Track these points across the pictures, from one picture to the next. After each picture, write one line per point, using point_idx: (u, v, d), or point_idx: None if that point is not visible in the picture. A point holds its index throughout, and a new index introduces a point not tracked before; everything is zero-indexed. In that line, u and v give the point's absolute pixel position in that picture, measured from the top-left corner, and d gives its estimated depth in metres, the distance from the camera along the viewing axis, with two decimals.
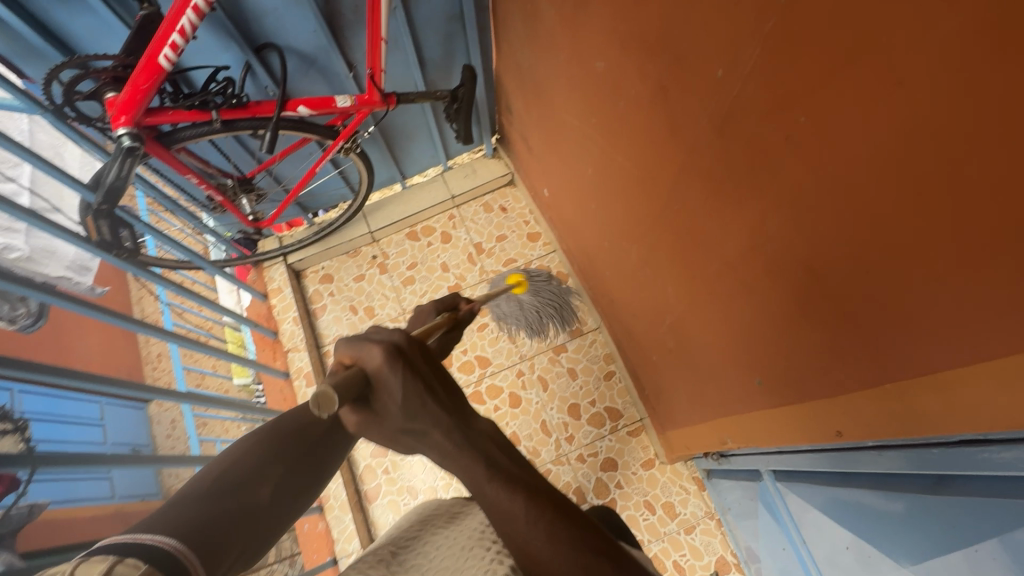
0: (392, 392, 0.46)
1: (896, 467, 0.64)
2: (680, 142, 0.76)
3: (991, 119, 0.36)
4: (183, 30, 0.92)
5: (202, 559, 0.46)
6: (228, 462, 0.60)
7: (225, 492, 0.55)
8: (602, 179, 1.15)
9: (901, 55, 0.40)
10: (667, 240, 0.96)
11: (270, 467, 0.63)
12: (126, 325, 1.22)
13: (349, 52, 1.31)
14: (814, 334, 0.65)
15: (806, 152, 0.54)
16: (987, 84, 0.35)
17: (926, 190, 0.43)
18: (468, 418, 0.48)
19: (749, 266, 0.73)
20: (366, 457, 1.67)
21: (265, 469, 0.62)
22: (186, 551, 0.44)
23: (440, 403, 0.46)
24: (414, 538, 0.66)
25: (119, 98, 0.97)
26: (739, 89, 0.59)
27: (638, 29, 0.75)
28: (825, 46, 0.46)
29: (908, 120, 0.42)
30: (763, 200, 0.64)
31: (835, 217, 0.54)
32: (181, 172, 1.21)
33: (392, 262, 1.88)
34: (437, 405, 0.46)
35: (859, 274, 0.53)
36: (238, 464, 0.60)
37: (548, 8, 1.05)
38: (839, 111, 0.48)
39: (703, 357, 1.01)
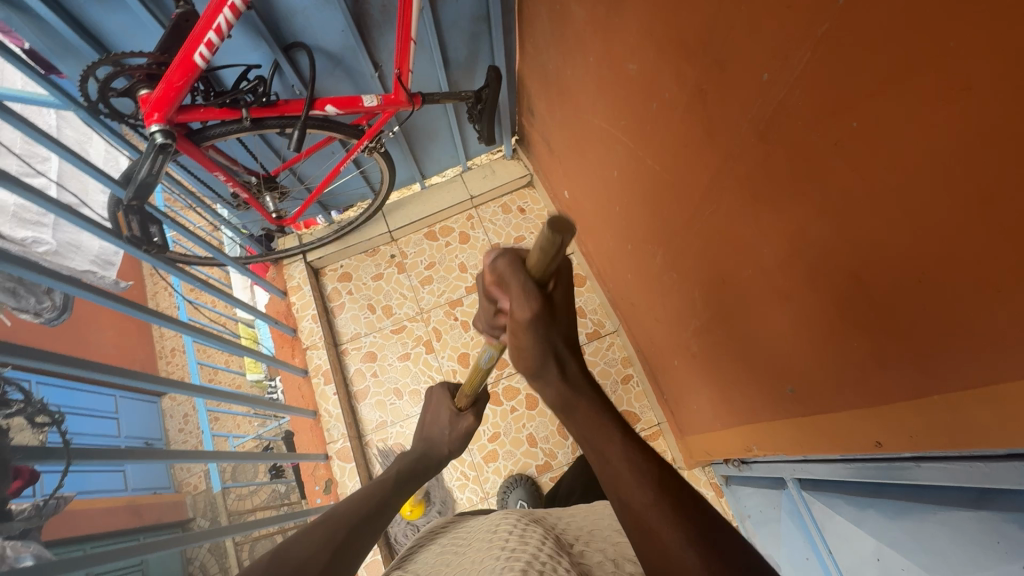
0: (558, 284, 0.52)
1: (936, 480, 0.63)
2: (717, 146, 0.76)
3: None
4: (219, 28, 0.93)
5: None
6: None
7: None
8: (627, 182, 1.15)
9: (967, 61, 0.39)
10: (697, 245, 0.95)
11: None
12: (142, 316, 1.21)
13: (375, 52, 1.31)
14: (855, 343, 0.64)
15: (857, 160, 0.53)
16: None
17: (990, 199, 0.42)
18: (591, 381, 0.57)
19: (786, 272, 0.72)
20: (381, 456, 1.66)
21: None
22: None
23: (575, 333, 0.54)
24: (426, 557, 0.70)
25: (153, 96, 0.98)
26: (786, 93, 0.59)
27: (676, 31, 0.74)
28: (885, 49, 0.45)
29: (973, 128, 0.41)
30: (806, 206, 0.63)
31: (886, 227, 0.52)
32: (209, 168, 1.21)
33: (410, 261, 1.88)
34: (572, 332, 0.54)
35: (910, 284, 0.52)
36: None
37: (578, 9, 1.05)
38: (896, 117, 0.47)
39: (730, 364, 1.00)
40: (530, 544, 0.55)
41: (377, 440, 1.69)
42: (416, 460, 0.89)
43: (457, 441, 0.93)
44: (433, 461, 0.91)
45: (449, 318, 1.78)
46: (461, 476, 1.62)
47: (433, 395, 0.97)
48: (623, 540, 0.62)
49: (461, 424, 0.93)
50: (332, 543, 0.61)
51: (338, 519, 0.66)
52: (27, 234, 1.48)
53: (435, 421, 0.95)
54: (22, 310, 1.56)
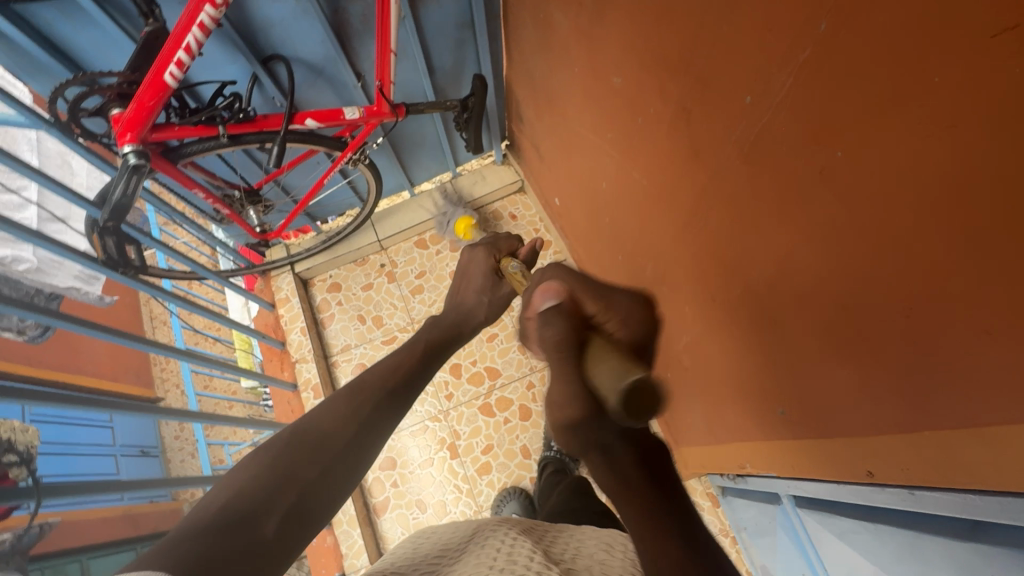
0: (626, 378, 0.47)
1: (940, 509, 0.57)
2: (702, 166, 0.73)
3: None
4: (188, 48, 0.90)
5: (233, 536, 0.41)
6: (222, 501, 0.44)
7: (218, 534, 0.40)
8: (616, 194, 1.12)
9: (952, 99, 0.37)
10: (686, 261, 0.93)
11: (276, 507, 0.45)
12: (131, 343, 1.19)
13: (357, 62, 1.29)
14: (845, 372, 0.62)
15: (842, 190, 0.51)
16: None
17: (978, 238, 0.40)
18: None
19: (775, 297, 0.70)
20: (375, 470, 1.65)
21: (265, 511, 0.45)
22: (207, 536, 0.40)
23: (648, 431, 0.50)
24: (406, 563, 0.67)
25: (124, 116, 0.95)
26: (769, 118, 0.56)
27: (659, 47, 0.72)
28: (868, 81, 0.43)
29: (958, 166, 0.39)
30: (792, 231, 0.61)
31: (872, 261, 0.51)
32: (188, 186, 1.19)
33: (400, 270, 1.86)
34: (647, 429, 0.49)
35: (897, 317, 0.50)
36: (225, 515, 0.42)
37: (561, 18, 1.02)
38: (878, 150, 0.45)
39: (722, 381, 0.98)
40: (518, 562, 0.52)
41: None
42: (449, 326, 0.82)
43: (495, 304, 0.88)
44: (465, 330, 0.84)
45: None
46: (455, 490, 1.60)
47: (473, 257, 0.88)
48: (609, 557, 0.57)
49: (503, 287, 0.88)
50: (355, 417, 0.59)
51: (366, 389, 0.63)
52: (6, 252, 1.44)
53: (469, 286, 0.88)
54: (5, 329, 1.54)
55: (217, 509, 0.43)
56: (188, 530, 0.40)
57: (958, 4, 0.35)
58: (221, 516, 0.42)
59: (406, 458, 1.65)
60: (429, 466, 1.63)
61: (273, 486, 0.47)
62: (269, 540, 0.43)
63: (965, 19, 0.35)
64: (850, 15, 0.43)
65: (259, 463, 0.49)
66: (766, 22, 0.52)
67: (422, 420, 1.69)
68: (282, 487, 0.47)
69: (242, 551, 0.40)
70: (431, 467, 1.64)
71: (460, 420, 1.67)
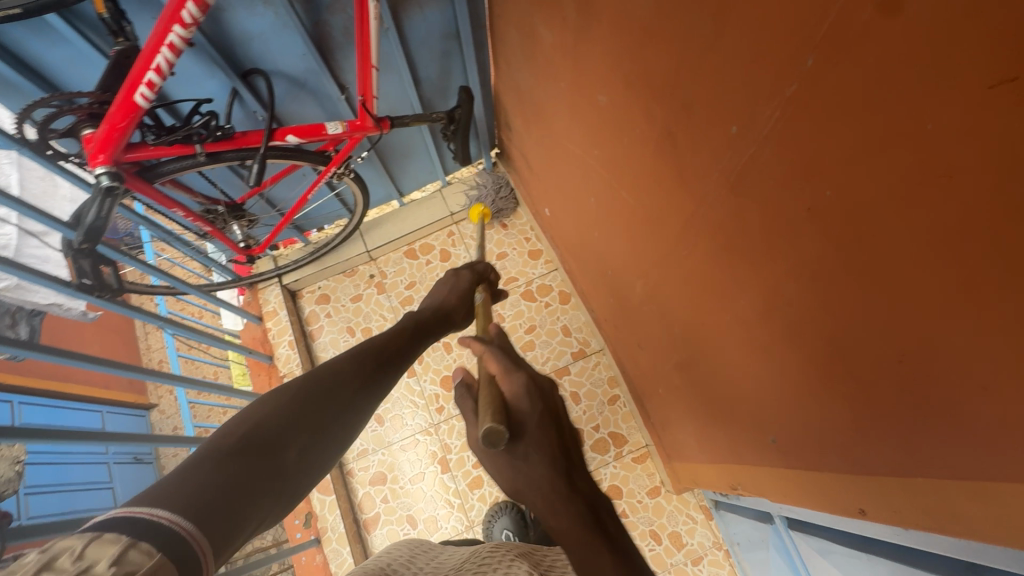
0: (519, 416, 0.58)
1: (940, 550, 0.54)
2: (689, 191, 0.71)
3: None
4: (159, 68, 0.87)
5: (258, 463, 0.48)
6: (245, 425, 0.51)
7: (240, 462, 0.46)
8: (605, 210, 1.10)
9: (945, 147, 0.35)
10: (674, 282, 0.91)
11: (287, 448, 0.51)
12: (127, 375, 1.14)
13: (340, 75, 1.26)
14: (837, 409, 0.60)
15: (831, 228, 0.48)
16: None
17: (976, 291, 0.37)
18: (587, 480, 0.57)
19: (765, 328, 0.68)
20: (365, 485, 1.63)
21: (277, 450, 0.50)
22: (237, 462, 0.47)
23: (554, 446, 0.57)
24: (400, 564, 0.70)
25: (95, 137, 0.92)
26: (754, 150, 0.54)
27: (642, 70, 0.70)
28: (855, 122, 0.41)
29: (952, 215, 0.37)
30: (780, 265, 0.59)
31: (863, 302, 0.48)
32: (167, 204, 1.16)
33: (390, 281, 1.84)
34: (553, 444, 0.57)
35: (891, 360, 0.48)
36: (242, 449, 0.48)
37: (546, 32, 0.99)
38: (866, 192, 0.43)
39: (712, 403, 0.96)
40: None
41: (358, 468, 1.65)
42: (435, 313, 0.88)
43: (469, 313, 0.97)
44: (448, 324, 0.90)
45: None
46: (446, 504, 1.57)
47: (456, 276, 0.99)
48: None
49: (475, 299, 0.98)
50: (359, 377, 0.64)
51: (366, 355, 0.69)
52: None
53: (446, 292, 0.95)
54: None
55: (244, 435, 0.50)
56: (209, 458, 0.46)
57: (952, 52, 0.32)
58: (237, 445, 0.48)
59: (398, 472, 1.63)
60: (420, 481, 1.61)
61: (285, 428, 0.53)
62: (276, 475, 0.48)
63: (960, 67, 0.32)
64: (836, 54, 0.40)
65: (275, 401, 0.55)
66: (750, 53, 0.49)
67: (413, 433, 1.66)
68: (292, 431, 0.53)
69: (254, 481, 0.46)
70: (422, 481, 1.61)
71: (451, 433, 1.65)
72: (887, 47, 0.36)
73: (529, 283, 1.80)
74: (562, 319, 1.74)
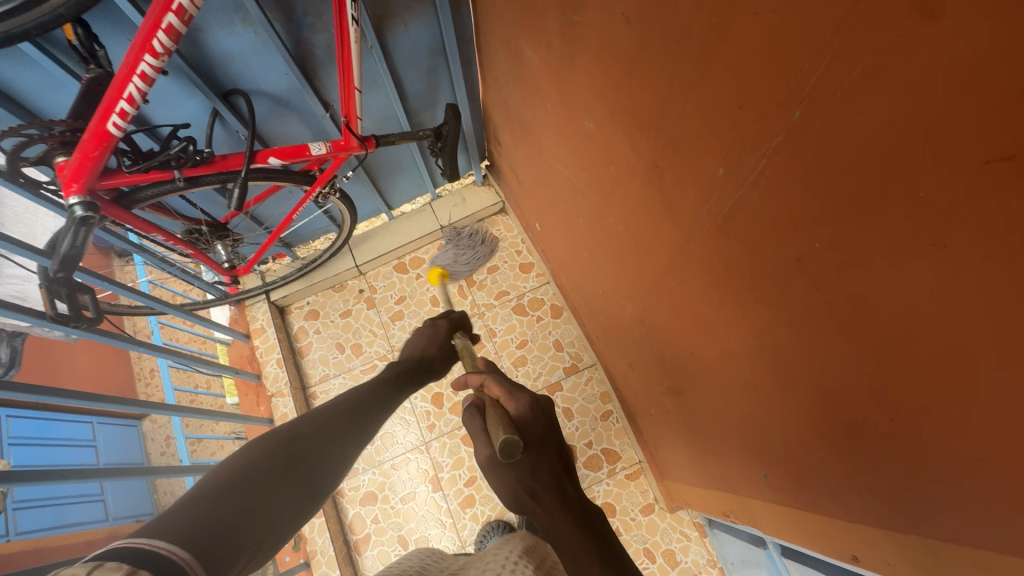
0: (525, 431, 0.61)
1: None
2: (676, 225, 0.69)
3: None
4: (131, 97, 0.84)
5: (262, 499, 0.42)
6: (244, 460, 0.45)
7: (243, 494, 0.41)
8: (594, 232, 1.08)
9: (937, 216, 0.33)
10: (663, 310, 0.89)
11: (299, 473, 0.48)
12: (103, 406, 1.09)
13: (324, 92, 1.23)
14: (828, 456, 0.58)
15: (820, 280, 0.47)
16: None
17: (968, 363, 0.35)
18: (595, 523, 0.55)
19: (755, 367, 0.66)
20: (355, 505, 1.60)
21: (289, 472, 0.47)
22: (240, 499, 0.41)
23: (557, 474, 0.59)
24: None
25: (69, 165, 0.90)
26: (741, 194, 0.52)
27: (627, 102, 0.68)
28: (844, 180, 0.39)
29: (945, 284, 0.35)
30: (769, 308, 0.57)
31: (853, 356, 0.47)
32: (147, 229, 1.13)
33: (380, 296, 1.81)
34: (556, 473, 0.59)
35: (883, 417, 0.46)
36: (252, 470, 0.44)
37: (531, 53, 0.97)
38: (856, 250, 0.41)
39: (704, 431, 0.94)
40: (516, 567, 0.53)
41: (349, 488, 1.63)
42: (417, 362, 0.85)
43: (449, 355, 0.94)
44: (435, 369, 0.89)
45: None
46: (438, 525, 1.55)
47: (436, 324, 0.97)
48: None
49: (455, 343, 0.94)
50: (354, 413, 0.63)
51: (356, 399, 0.66)
52: None
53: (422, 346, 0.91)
54: None
55: (245, 468, 0.44)
56: (214, 485, 0.41)
57: (945, 122, 0.30)
58: (237, 478, 0.43)
59: (389, 491, 1.61)
60: (411, 501, 1.59)
61: (296, 454, 0.49)
62: (289, 498, 0.45)
63: (954, 139, 0.30)
64: (825, 108, 0.38)
65: (273, 436, 0.50)
66: (735, 98, 0.47)
67: (405, 451, 1.64)
68: (301, 457, 0.50)
69: (264, 505, 0.42)
70: (413, 501, 1.59)
71: (442, 451, 1.63)
72: (876, 109, 0.34)
73: (521, 296, 1.78)
74: (554, 333, 1.73)
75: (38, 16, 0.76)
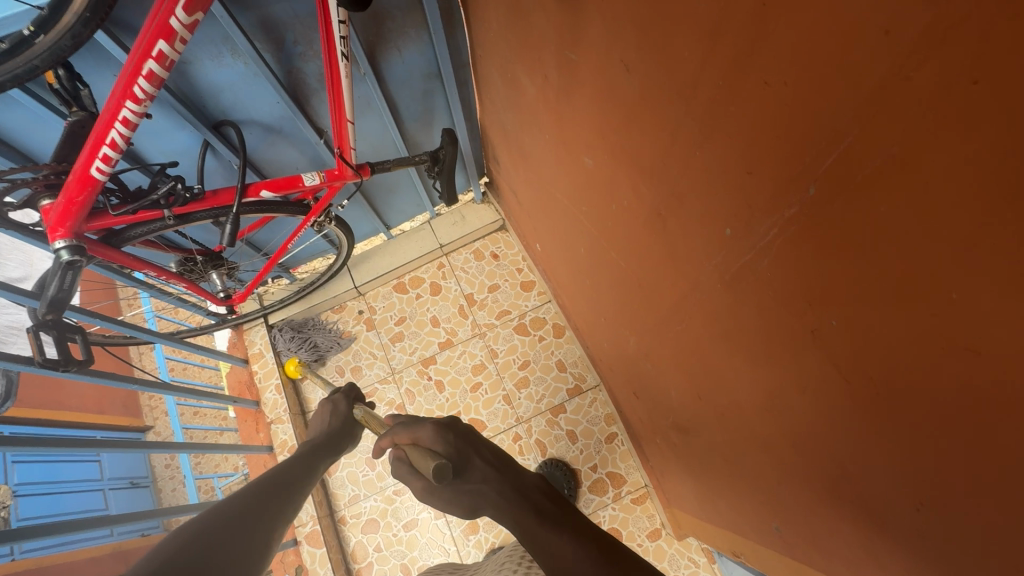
0: (450, 447, 0.56)
1: None
2: (682, 273, 0.66)
3: None
4: (114, 142, 0.82)
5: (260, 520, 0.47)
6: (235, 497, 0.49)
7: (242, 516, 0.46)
8: (596, 263, 1.05)
9: (966, 322, 0.30)
10: (669, 350, 0.86)
11: (264, 509, 0.50)
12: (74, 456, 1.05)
13: (317, 119, 1.21)
14: (846, 526, 0.55)
15: (838, 357, 0.44)
16: None
17: (1000, 475, 0.32)
18: (526, 482, 0.53)
19: (766, 424, 0.63)
20: (357, 533, 1.58)
21: (250, 515, 0.47)
22: (242, 518, 0.46)
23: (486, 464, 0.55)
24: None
25: (54, 210, 0.88)
26: (750, 257, 0.49)
27: (628, 146, 0.64)
28: (866, 265, 0.36)
29: (976, 392, 0.32)
30: (782, 372, 0.54)
31: (873, 438, 0.44)
32: (138, 265, 1.11)
33: (380, 317, 1.79)
34: (485, 466, 0.55)
35: (907, 504, 0.43)
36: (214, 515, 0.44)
37: (528, 83, 0.94)
38: (875, 333, 0.38)
39: (713, 472, 0.90)
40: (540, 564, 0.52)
41: (350, 515, 1.60)
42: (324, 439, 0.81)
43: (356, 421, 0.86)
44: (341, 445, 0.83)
45: (422, 377, 1.70)
46: (441, 553, 1.52)
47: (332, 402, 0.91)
48: None
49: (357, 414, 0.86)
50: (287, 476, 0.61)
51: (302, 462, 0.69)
52: None
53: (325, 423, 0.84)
54: None
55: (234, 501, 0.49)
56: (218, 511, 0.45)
57: (977, 230, 0.27)
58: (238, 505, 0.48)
59: (392, 518, 1.58)
60: (414, 528, 1.57)
61: (248, 504, 0.49)
62: (267, 520, 0.48)
63: (988, 249, 0.27)
64: (842, 191, 0.35)
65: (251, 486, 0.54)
66: (742, 163, 0.44)
67: None
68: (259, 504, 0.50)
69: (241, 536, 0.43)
70: (415, 528, 1.56)
71: None
72: (900, 203, 0.31)
73: (522, 316, 1.75)
74: (557, 353, 1.69)
75: (13, 68, 0.74)
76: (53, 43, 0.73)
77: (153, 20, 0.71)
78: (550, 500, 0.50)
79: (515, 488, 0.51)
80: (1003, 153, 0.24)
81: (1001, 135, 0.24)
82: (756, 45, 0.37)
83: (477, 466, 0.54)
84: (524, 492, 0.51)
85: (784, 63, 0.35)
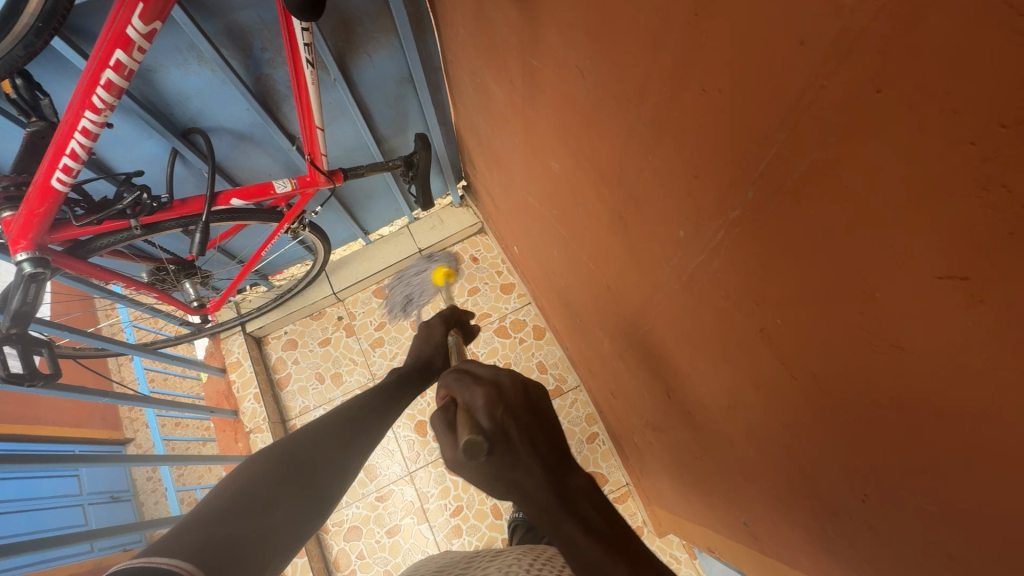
0: (493, 421, 0.47)
1: None
2: (644, 276, 0.67)
3: (1006, 446, 0.27)
4: (74, 153, 0.81)
5: (308, 477, 0.44)
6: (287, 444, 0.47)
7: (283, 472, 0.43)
8: (568, 265, 1.06)
9: (890, 322, 0.31)
10: (638, 350, 0.87)
11: (314, 464, 0.45)
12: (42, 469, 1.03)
13: (288, 125, 1.20)
14: (802, 519, 0.56)
15: (784, 355, 0.45)
16: (996, 405, 0.27)
17: (929, 467, 0.34)
18: (569, 479, 0.43)
19: (727, 421, 0.64)
20: (339, 541, 1.57)
21: (307, 471, 0.44)
22: (285, 477, 0.43)
23: (534, 453, 0.44)
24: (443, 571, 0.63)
25: (14, 222, 0.87)
26: (702, 259, 0.51)
27: (588, 152, 0.66)
28: (801, 266, 0.37)
29: (901, 387, 0.33)
30: (737, 370, 0.55)
31: (819, 434, 0.45)
32: (106, 276, 1.10)
33: (359, 323, 1.78)
34: (532, 450, 0.45)
35: (854, 496, 0.44)
36: (269, 473, 0.42)
37: (496, 89, 0.95)
38: (814, 332, 0.39)
39: (685, 470, 0.92)
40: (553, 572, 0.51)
41: (332, 523, 1.60)
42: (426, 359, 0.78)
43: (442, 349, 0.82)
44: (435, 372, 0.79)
45: None
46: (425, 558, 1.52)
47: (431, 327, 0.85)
48: None
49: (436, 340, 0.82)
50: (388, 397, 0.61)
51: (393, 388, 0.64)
52: None
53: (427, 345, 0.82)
54: None
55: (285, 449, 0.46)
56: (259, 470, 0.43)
57: (887, 233, 0.29)
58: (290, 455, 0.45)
59: (375, 524, 1.57)
60: (397, 534, 1.56)
61: (299, 451, 0.46)
62: (318, 482, 0.44)
63: (902, 252, 0.28)
64: (775, 195, 0.36)
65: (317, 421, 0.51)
66: (689, 169, 0.45)
67: (390, 482, 1.61)
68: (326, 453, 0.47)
69: (288, 506, 0.41)
70: (398, 534, 1.56)
71: (427, 481, 1.60)
72: (824, 208, 0.32)
73: (503, 318, 1.75)
74: (537, 355, 1.70)
75: None
76: (7, 54, 0.72)
77: (110, 28, 0.71)
78: (600, 514, 0.40)
79: (559, 487, 0.42)
80: (907, 159, 0.25)
81: (903, 143, 0.25)
82: (692, 54, 0.38)
83: (522, 447, 0.45)
84: (566, 502, 0.41)
85: (717, 72, 0.36)
